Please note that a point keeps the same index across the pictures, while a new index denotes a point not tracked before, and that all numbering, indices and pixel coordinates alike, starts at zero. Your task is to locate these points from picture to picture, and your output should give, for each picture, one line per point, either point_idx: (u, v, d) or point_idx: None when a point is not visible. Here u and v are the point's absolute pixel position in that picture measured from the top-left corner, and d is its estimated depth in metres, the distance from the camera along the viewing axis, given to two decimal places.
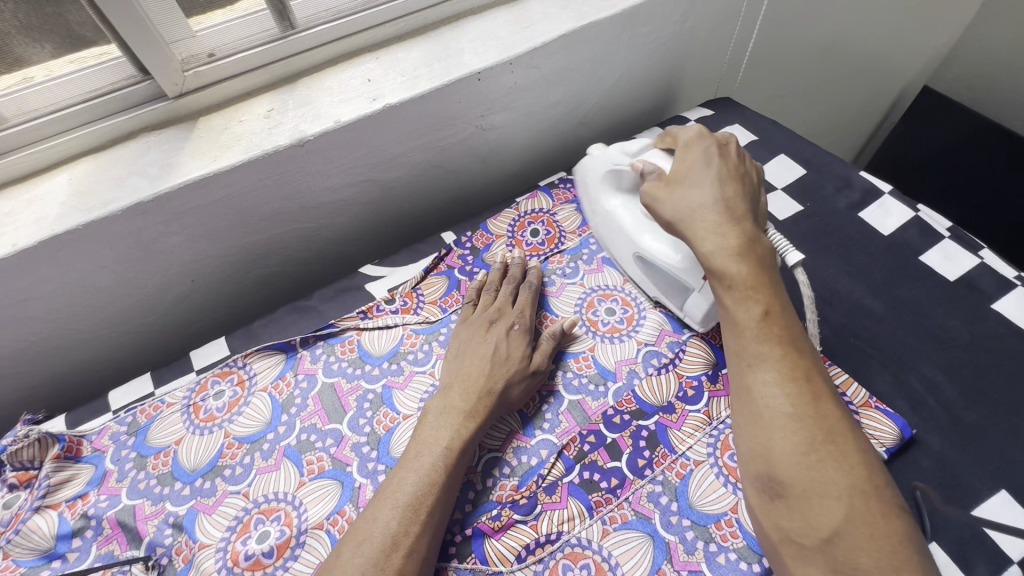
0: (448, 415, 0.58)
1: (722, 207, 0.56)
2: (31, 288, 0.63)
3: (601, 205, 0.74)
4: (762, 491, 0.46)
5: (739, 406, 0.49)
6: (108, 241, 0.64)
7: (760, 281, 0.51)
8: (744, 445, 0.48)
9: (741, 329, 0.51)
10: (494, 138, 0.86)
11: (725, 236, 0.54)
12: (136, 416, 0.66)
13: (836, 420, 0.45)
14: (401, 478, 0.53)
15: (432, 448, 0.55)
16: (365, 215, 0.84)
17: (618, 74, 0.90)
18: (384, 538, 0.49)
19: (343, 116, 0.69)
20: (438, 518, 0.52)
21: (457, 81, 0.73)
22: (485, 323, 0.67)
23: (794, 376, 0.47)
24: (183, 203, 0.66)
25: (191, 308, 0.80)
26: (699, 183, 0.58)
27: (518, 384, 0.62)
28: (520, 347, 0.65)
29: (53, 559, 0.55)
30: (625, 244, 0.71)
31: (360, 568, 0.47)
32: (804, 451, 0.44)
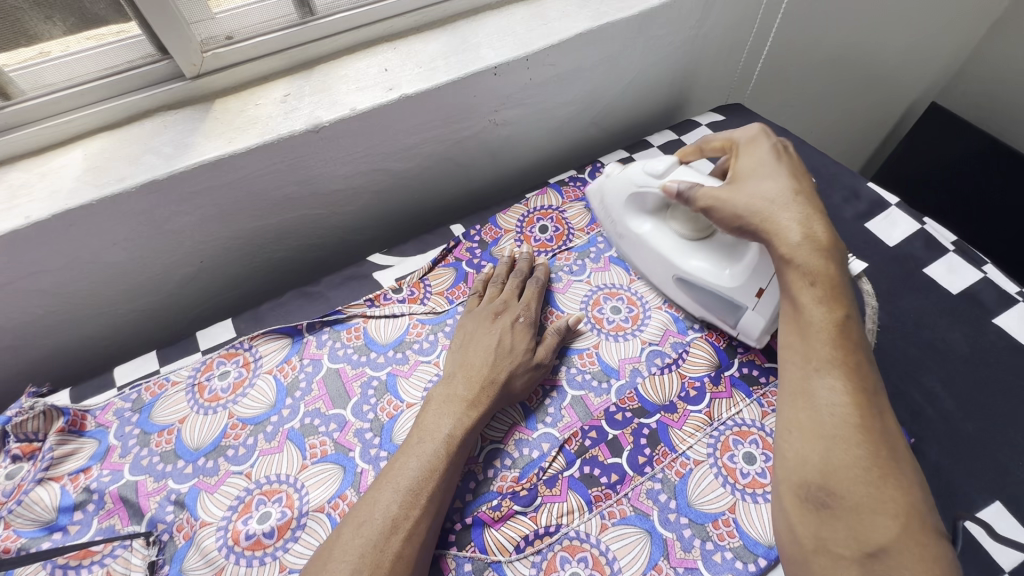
0: (450, 403, 0.59)
1: (801, 203, 0.55)
2: (43, 261, 0.63)
3: (627, 229, 0.74)
4: (805, 498, 0.46)
5: (795, 408, 0.50)
6: (121, 218, 0.65)
7: (840, 287, 0.52)
8: (796, 449, 0.48)
9: (813, 330, 0.51)
10: (507, 134, 0.86)
11: (811, 233, 0.53)
12: (141, 393, 0.66)
13: (896, 440, 0.47)
14: (403, 463, 0.54)
15: (434, 436, 0.56)
16: (375, 204, 0.84)
17: (632, 75, 0.90)
18: (384, 520, 0.50)
19: (359, 105, 0.69)
20: (438, 503, 0.53)
21: (473, 74, 0.73)
22: (491, 314, 0.67)
23: (861, 389, 0.48)
24: (195, 184, 0.66)
25: (197, 289, 0.80)
26: (772, 177, 0.58)
27: (522, 375, 0.63)
28: (524, 339, 0.65)
29: (54, 530, 0.56)
30: (662, 268, 0.71)
31: (361, 549, 0.48)
32: (866, 465, 0.45)
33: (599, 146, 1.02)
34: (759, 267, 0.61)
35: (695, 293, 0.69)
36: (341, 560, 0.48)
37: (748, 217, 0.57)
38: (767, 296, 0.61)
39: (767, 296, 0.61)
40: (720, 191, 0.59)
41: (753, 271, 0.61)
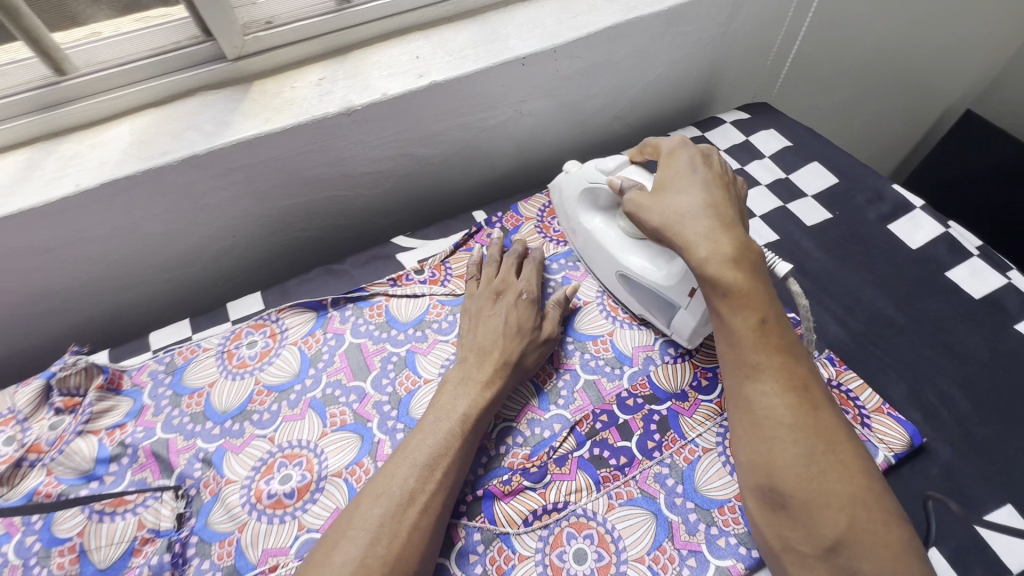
0: (466, 384, 0.61)
1: (709, 210, 0.55)
2: (89, 228, 0.67)
3: (579, 225, 0.74)
4: (762, 501, 0.48)
5: (737, 415, 0.51)
6: (162, 191, 0.68)
7: (755, 288, 0.51)
8: (743, 455, 0.49)
9: (738, 338, 0.51)
10: (531, 124, 0.88)
11: (717, 241, 0.53)
12: (174, 357, 0.70)
13: (833, 429, 0.47)
14: (420, 440, 0.56)
15: (450, 414, 0.58)
16: (401, 188, 0.87)
17: (658, 70, 0.91)
18: (402, 492, 0.52)
19: (390, 90, 0.72)
20: (454, 477, 0.55)
21: (502, 63, 0.75)
22: (493, 295, 0.69)
23: (792, 386, 0.48)
24: (232, 160, 0.69)
25: (229, 263, 0.83)
26: (685, 187, 0.58)
27: (532, 352, 0.65)
28: (528, 315, 0.67)
29: (91, 479, 0.59)
30: (607, 263, 0.71)
31: (378, 517, 0.50)
32: (805, 462, 0.46)
33: (623, 141, 1.03)
34: (686, 271, 0.60)
35: (637, 290, 0.68)
36: (361, 526, 0.50)
37: (664, 229, 0.57)
38: (697, 297, 0.60)
39: (698, 296, 0.60)
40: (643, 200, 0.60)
41: (679, 275, 0.61)
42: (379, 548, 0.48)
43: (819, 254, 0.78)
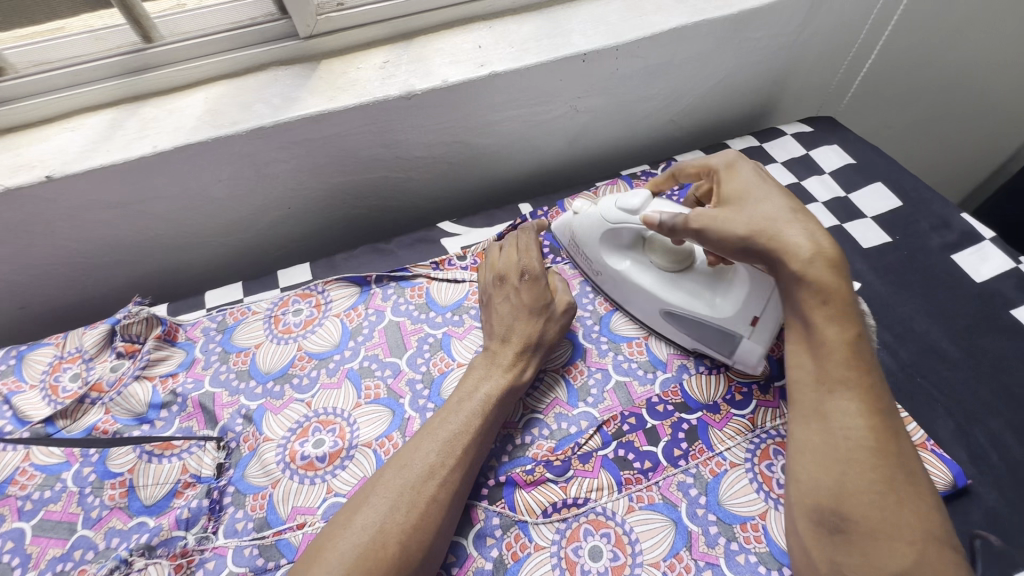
0: (492, 367, 0.62)
1: (801, 221, 0.55)
2: (160, 188, 0.72)
3: (606, 268, 0.71)
4: (819, 523, 0.48)
5: (809, 429, 0.51)
6: (228, 158, 0.71)
7: (852, 305, 0.52)
8: (809, 471, 0.50)
9: (829, 350, 0.51)
10: (585, 121, 0.88)
11: (821, 249, 0.53)
12: (225, 317, 0.73)
13: (909, 461, 0.48)
14: (445, 419, 0.57)
15: (473, 395, 0.59)
16: (450, 174, 0.88)
17: (721, 75, 0.89)
18: (423, 466, 0.53)
19: (451, 77, 0.73)
20: (474, 456, 0.56)
21: (563, 58, 0.75)
22: (497, 282, 0.67)
23: (876, 410, 0.49)
24: (295, 134, 0.72)
25: (282, 234, 0.87)
26: (768, 198, 0.58)
27: (547, 329, 0.64)
28: (536, 295, 0.65)
29: (143, 422, 0.64)
30: (649, 304, 0.68)
31: (398, 489, 0.52)
32: (881, 490, 0.46)
33: (676, 146, 1.01)
34: (755, 293, 0.60)
35: (685, 326, 0.66)
36: (383, 494, 0.52)
37: (752, 236, 0.55)
38: (763, 323, 0.60)
39: (763, 322, 0.60)
40: (720, 212, 0.58)
41: (746, 297, 0.61)
42: (397, 515, 0.50)
43: (873, 278, 0.75)
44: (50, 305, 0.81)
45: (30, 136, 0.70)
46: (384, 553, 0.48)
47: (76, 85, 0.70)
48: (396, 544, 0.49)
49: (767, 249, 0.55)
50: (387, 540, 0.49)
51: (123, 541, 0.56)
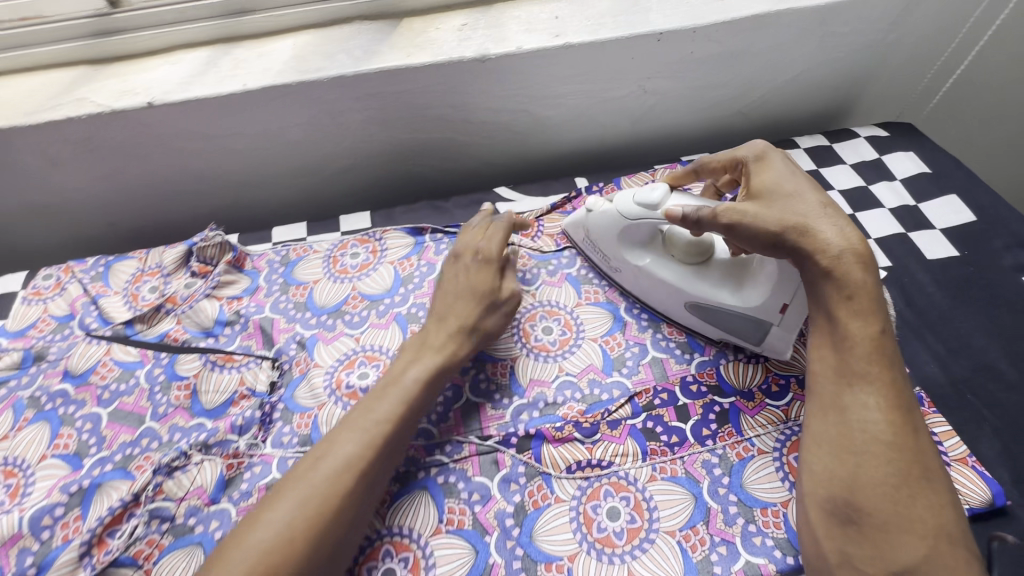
0: (421, 351, 0.60)
1: (831, 215, 0.56)
2: (244, 125, 0.77)
3: (626, 264, 0.70)
4: (832, 514, 0.48)
5: (826, 422, 0.51)
6: (308, 103, 0.76)
7: (879, 299, 0.52)
8: (823, 464, 0.50)
9: (853, 344, 0.51)
10: (652, 103, 0.88)
11: (850, 242, 0.53)
12: (288, 252, 0.78)
13: (929, 458, 0.48)
14: (370, 402, 0.55)
15: (400, 378, 0.57)
16: (512, 143, 0.89)
17: (797, 69, 0.87)
18: (345, 453, 0.51)
19: (525, 44, 0.75)
20: (397, 444, 0.54)
21: (638, 35, 0.76)
22: (453, 256, 0.67)
23: (897, 405, 0.49)
24: (372, 86, 0.75)
25: (345, 184, 0.90)
26: (800, 192, 0.58)
27: (491, 314, 0.64)
28: (488, 278, 0.64)
29: (209, 336, 0.70)
30: (673, 297, 0.67)
31: (314, 476, 0.50)
32: (895, 484, 0.47)
33: (741, 139, 0.99)
34: (781, 282, 0.59)
35: (713, 318, 0.66)
36: (295, 488, 0.49)
37: (787, 228, 0.55)
38: (791, 312, 0.60)
39: (792, 311, 0.60)
40: (753, 206, 0.57)
41: (773, 287, 0.60)
42: (305, 512, 0.48)
43: (934, 291, 0.72)
44: (136, 225, 0.89)
45: (135, 66, 0.76)
46: (290, 548, 0.46)
47: (181, 22, 0.76)
48: (303, 541, 0.47)
49: (800, 242, 0.54)
50: (297, 532, 0.47)
51: (184, 436, 0.62)
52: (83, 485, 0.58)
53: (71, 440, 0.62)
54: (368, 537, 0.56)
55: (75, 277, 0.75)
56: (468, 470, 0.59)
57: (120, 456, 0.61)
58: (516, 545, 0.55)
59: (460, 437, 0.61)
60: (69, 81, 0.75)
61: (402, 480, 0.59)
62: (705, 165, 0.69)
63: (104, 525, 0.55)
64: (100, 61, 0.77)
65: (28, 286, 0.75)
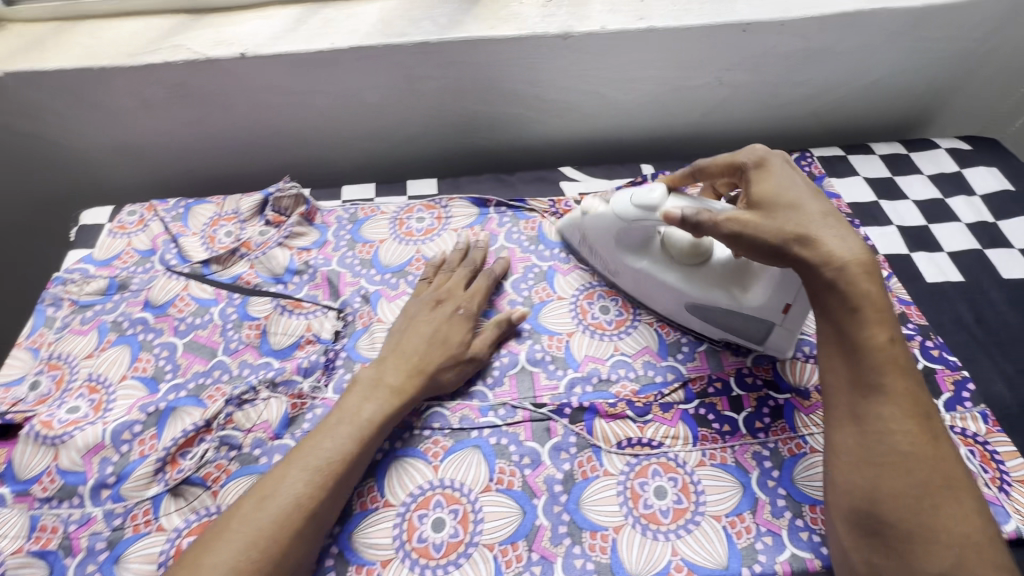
0: (376, 389, 0.59)
1: (835, 223, 0.54)
2: (326, 84, 0.79)
3: (624, 266, 0.69)
4: (857, 526, 0.48)
5: (841, 434, 0.51)
6: (390, 67, 0.77)
7: (886, 308, 0.51)
8: (842, 477, 0.50)
9: (863, 357, 0.50)
10: (727, 96, 0.86)
11: (856, 252, 0.52)
12: (357, 211, 0.80)
13: (950, 464, 0.48)
14: (317, 443, 0.55)
15: (353, 418, 0.57)
16: (580, 125, 0.89)
17: (881, 72, 0.85)
18: (290, 498, 0.51)
19: (608, 25, 0.75)
20: (343, 486, 0.54)
21: (724, 24, 0.75)
22: (432, 301, 0.67)
23: (913, 414, 0.49)
24: (453, 55, 0.76)
25: (411, 152, 0.91)
26: (800, 201, 0.56)
27: (451, 368, 0.62)
28: (460, 331, 0.65)
29: (279, 282, 0.73)
30: (671, 297, 0.66)
31: (259, 523, 0.50)
32: (916, 494, 0.47)
33: (812, 142, 0.97)
34: (782, 284, 0.59)
35: (713, 319, 0.65)
36: (236, 531, 0.49)
37: (789, 240, 0.54)
38: (795, 310, 0.60)
39: (796, 310, 0.60)
40: (752, 215, 0.56)
41: (773, 292, 0.60)
42: (252, 553, 0.48)
43: (1006, 311, 0.70)
44: (211, 174, 0.93)
45: (229, 18, 0.79)
46: None
47: None
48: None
49: (802, 254, 0.54)
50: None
51: (253, 372, 0.65)
52: (159, 407, 0.62)
53: (149, 364, 0.66)
54: (420, 486, 0.58)
55: (157, 215, 0.79)
56: (520, 434, 0.61)
57: (193, 384, 0.64)
58: (563, 511, 0.56)
59: (514, 402, 0.63)
60: (168, 29, 0.78)
61: (455, 437, 0.61)
62: (699, 167, 0.66)
63: (177, 446, 0.59)
64: (196, 11, 0.81)
65: (115, 220, 0.79)
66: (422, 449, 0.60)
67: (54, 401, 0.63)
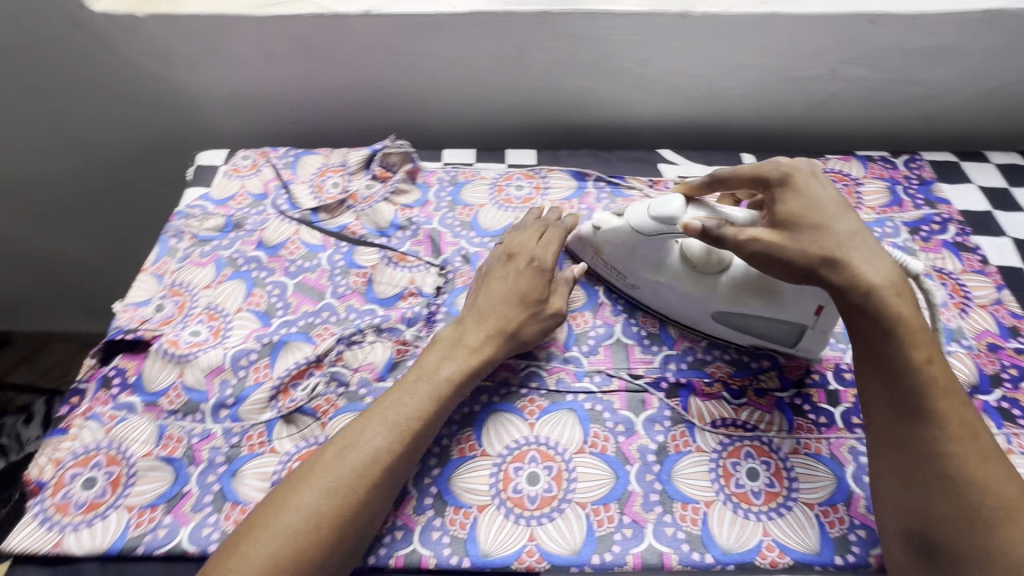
0: (455, 348, 0.59)
1: (865, 244, 0.52)
2: (439, 48, 0.80)
3: (644, 279, 0.66)
4: (909, 546, 0.48)
5: (887, 456, 0.50)
6: (504, 35, 0.78)
7: (921, 327, 0.49)
8: (891, 497, 0.49)
9: (900, 381, 0.49)
10: (838, 91, 0.84)
11: (888, 274, 0.50)
12: (457, 175, 0.82)
13: (999, 485, 0.47)
14: (394, 399, 0.55)
15: (432, 377, 0.57)
16: (681, 109, 0.89)
17: (1007, 78, 0.81)
18: (368, 453, 0.52)
19: (731, 7, 0.74)
20: (423, 439, 0.55)
21: (851, 14, 0.73)
22: (505, 257, 0.66)
23: (955, 435, 0.48)
24: (570, 27, 0.77)
25: (508, 123, 0.92)
26: (827, 220, 0.53)
27: (531, 326, 0.62)
28: (536, 284, 0.63)
29: (383, 235, 0.75)
30: (698, 307, 0.64)
31: (336, 472, 0.51)
32: (965, 515, 0.46)
33: (916, 146, 0.94)
34: (808, 289, 0.58)
35: (742, 325, 0.63)
36: (319, 475, 0.51)
37: (817, 264, 0.52)
38: (829, 311, 0.58)
39: (829, 311, 0.58)
40: (777, 237, 0.54)
41: (803, 297, 0.58)
42: (332, 499, 0.49)
43: None
44: (314, 128, 0.96)
45: None
46: (316, 536, 0.48)
47: None
48: (330, 526, 0.49)
49: (831, 279, 0.51)
50: (320, 522, 0.48)
51: (359, 317, 0.68)
52: (273, 340, 0.66)
53: (262, 300, 0.70)
54: (516, 441, 0.60)
55: (269, 161, 0.83)
56: (615, 402, 0.62)
57: (303, 322, 0.68)
58: (655, 480, 0.57)
59: (610, 370, 0.64)
60: None
61: (551, 398, 0.63)
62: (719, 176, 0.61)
63: (291, 376, 0.63)
64: None
65: (229, 163, 0.84)
66: (518, 406, 0.62)
67: (177, 324, 0.67)
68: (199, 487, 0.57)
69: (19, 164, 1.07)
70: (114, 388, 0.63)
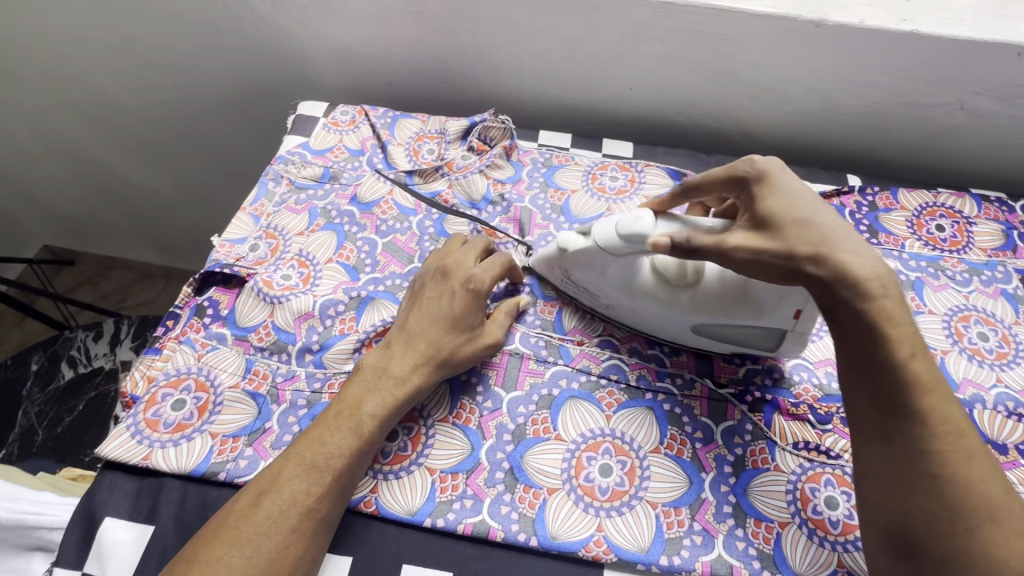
0: (379, 380, 0.56)
1: (853, 238, 0.49)
2: (554, 27, 0.79)
3: (615, 298, 0.62)
4: (888, 544, 0.46)
5: (870, 453, 0.47)
6: (622, 21, 0.76)
7: (907, 322, 0.46)
8: (874, 497, 0.47)
9: (882, 381, 0.46)
10: (961, 122, 0.80)
11: (879, 267, 0.47)
12: (551, 157, 0.81)
13: (984, 485, 0.44)
14: (319, 437, 0.53)
15: (354, 415, 0.54)
16: (787, 120, 0.86)
17: None
18: (289, 495, 0.50)
19: (869, 20, 0.70)
20: (346, 483, 0.52)
21: (1001, 43, 0.69)
22: (438, 272, 0.62)
23: (939, 435, 0.44)
24: (692, 21, 0.74)
25: (605, 111, 0.91)
26: (813, 215, 0.49)
27: (462, 355, 0.59)
28: (466, 308, 0.60)
29: (474, 208, 0.75)
30: (675, 321, 0.61)
31: (252, 527, 0.48)
32: (949, 516, 0.43)
33: None
34: (791, 292, 0.55)
35: (721, 336, 0.61)
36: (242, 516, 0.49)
37: (801, 262, 0.48)
38: (806, 316, 0.56)
39: (806, 314, 0.56)
40: (758, 240, 0.50)
41: (780, 300, 0.56)
42: (257, 542, 0.48)
43: None
44: (409, 92, 0.97)
45: None
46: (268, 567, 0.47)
47: None
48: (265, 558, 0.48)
49: (816, 275, 0.48)
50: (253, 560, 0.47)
51: None
52: (360, 294, 0.67)
53: (351, 254, 0.71)
54: (591, 430, 0.59)
55: (368, 119, 0.83)
56: (695, 408, 0.61)
57: (390, 282, 0.69)
58: (729, 492, 0.56)
59: (692, 376, 0.63)
60: None
61: (629, 393, 0.62)
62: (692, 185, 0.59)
63: (375, 333, 0.63)
64: None
65: (329, 116, 0.84)
66: (595, 396, 0.61)
67: (270, 265, 0.69)
68: (280, 425, 0.59)
69: (121, 93, 1.11)
70: (206, 318, 0.65)
